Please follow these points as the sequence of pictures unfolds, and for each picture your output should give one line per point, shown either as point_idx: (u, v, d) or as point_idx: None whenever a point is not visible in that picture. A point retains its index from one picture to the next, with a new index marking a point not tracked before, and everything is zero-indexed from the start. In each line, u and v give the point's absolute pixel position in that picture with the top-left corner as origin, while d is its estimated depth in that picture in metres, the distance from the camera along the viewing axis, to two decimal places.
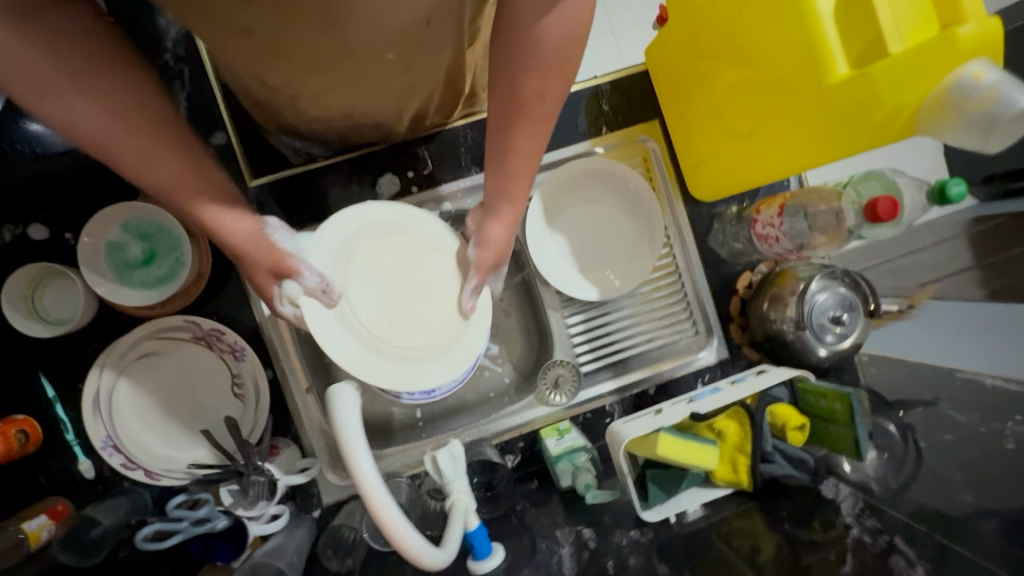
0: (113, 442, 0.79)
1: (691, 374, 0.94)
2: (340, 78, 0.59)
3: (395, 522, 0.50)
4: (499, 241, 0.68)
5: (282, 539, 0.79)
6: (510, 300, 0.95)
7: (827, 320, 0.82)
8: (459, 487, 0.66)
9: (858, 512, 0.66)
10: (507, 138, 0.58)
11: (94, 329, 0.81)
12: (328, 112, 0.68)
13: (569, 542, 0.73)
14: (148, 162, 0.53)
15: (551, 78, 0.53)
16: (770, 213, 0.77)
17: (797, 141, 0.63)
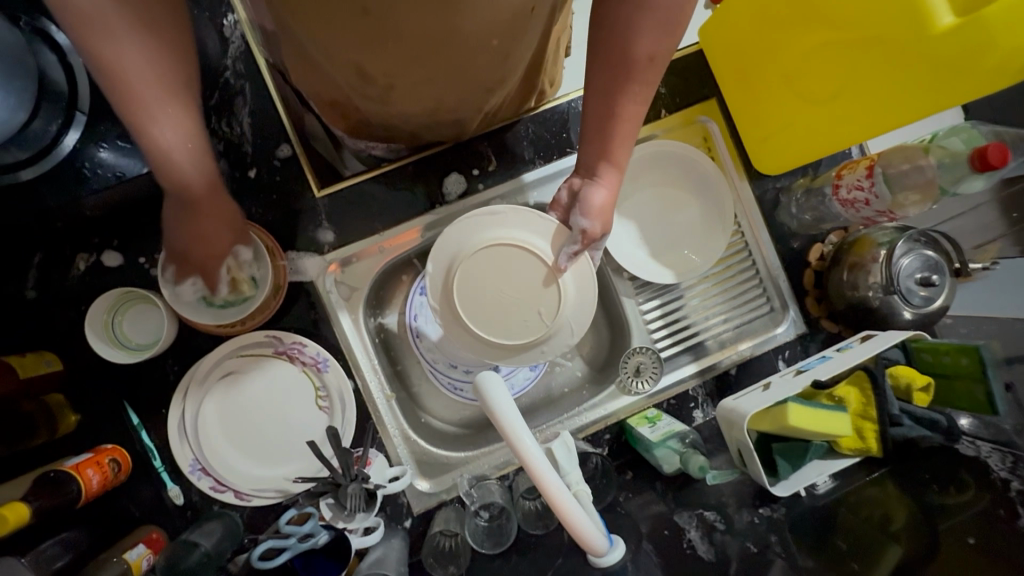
0: (200, 465, 0.79)
1: (770, 352, 0.92)
2: (436, 66, 0.62)
3: (570, 506, 0.52)
4: (604, 213, 0.65)
5: (382, 550, 0.77)
6: None
7: (914, 283, 0.81)
8: (578, 479, 0.63)
9: (1011, 465, 0.59)
10: (614, 102, 0.58)
11: (174, 352, 0.80)
12: (416, 105, 0.71)
13: (695, 525, 0.72)
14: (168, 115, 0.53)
15: (662, 38, 0.54)
16: (858, 176, 0.75)
17: (894, 97, 0.62)
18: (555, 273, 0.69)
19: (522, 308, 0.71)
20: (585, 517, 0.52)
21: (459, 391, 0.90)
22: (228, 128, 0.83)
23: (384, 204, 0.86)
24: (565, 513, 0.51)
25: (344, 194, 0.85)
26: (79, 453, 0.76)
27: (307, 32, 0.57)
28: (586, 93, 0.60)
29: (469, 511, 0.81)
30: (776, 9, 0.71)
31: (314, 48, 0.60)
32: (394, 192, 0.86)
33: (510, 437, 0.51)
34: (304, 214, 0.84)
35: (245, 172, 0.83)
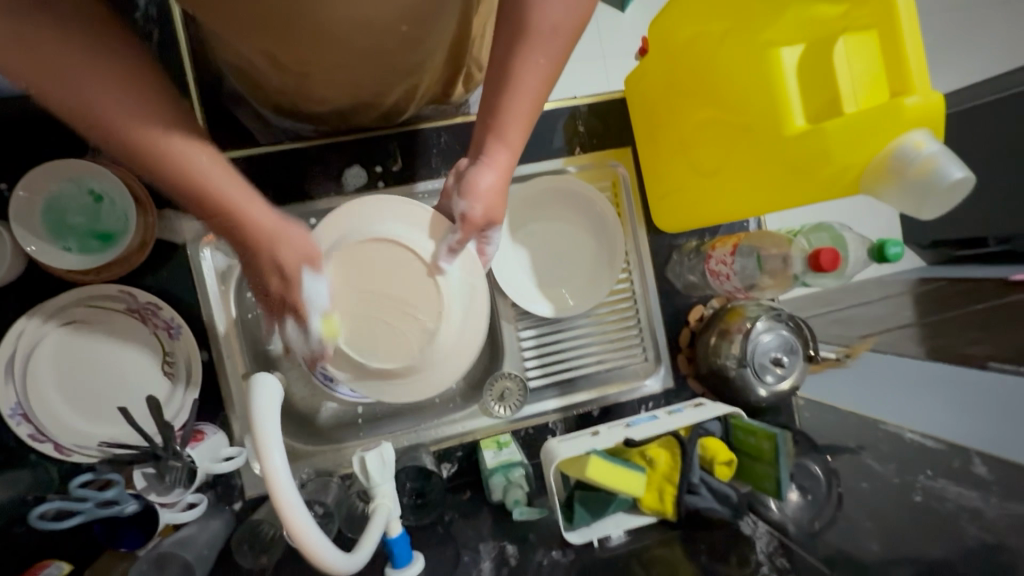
0: (22, 411, 0.75)
1: (635, 400, 0.95)
2: (345, 55, 0.63)
3: (293, 510, 0.49)
4: (503, 202, 0.65)
5: (194, 529, 0.75)
6: None
7: (768, 361, 0.85)
8: (384, 492, 0.64)
9: (772, 551, 0.63)
10: (513, 66, 0.58)
11: (17, 289, 0.76)
12: (333, 88, 0.71)
13: (491, 556, 0.73)
14: (186, 145, 0.50)
15: (570, 8, 0.55)
16: (724, 252, 0.79)
17: (757, 184, 0.66)
18: (434, 271, 0.67)
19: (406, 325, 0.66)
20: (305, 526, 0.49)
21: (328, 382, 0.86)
22: None
23: (277, 183, 0.84)
24: (292, 532, 0.49)
25: (237, 162, 0.82)
26: None
27: (221, 21, 0.57)
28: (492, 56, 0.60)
29: None
30: (677, 76, 0.74)
31: (207, 22, 0.58)
32: (291, 173, 0.84)
33: (262, 448, 0.50)
34: None
35: None
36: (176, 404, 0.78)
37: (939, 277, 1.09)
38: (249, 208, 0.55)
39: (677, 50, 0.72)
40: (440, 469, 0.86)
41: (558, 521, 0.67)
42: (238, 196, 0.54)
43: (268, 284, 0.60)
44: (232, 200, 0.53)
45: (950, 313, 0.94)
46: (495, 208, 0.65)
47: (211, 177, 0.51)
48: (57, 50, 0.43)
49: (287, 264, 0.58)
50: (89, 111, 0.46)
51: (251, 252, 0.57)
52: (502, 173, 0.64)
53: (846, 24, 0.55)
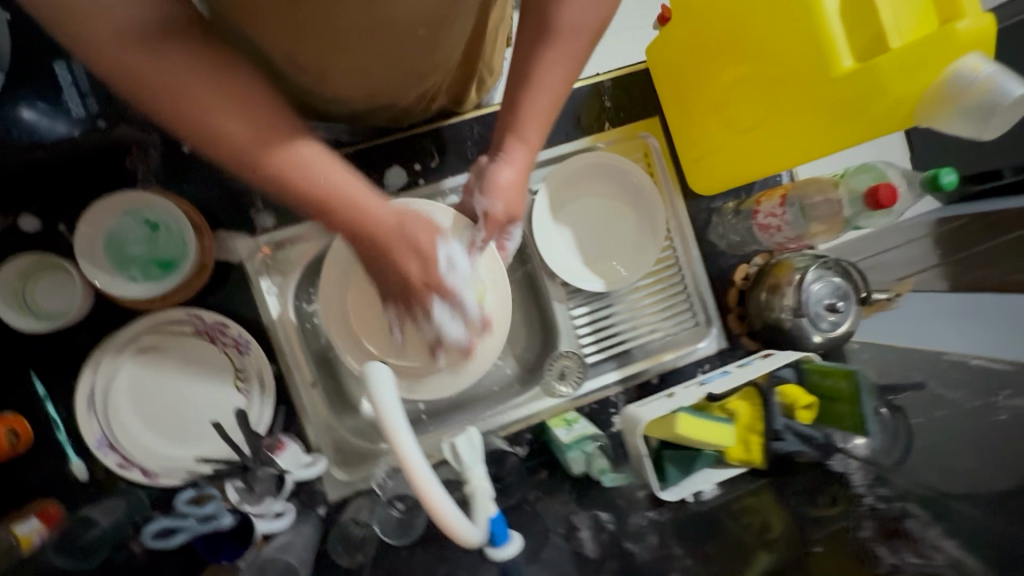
0: (107, 441, 0.77)
1: (691, 364, 0.97)
2: (372, 56, 0.64)
3: (430, 487, 0.50)
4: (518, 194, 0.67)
5: (290, 536, 0.78)
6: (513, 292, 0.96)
7: (822, 308, 0.86)
8: (477, 474, 0.65)
9: (870, 482, 0.69)
10: (536, 69, 0.61)
11: (89, 325, 0.78)
12: (353, 91, 0.72)
13: (587, 525, 0.75)
14: (317, 155, 0.53)
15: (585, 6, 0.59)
16: (772, 204, 0.80)
17: (802, 131, 0.66)
18: (461, 271, 0.70)
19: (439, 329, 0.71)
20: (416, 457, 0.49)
21: None
22: None
23: None
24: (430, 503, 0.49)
25: None
26: None
27: (251, 26, 0.58)
28: (515, 53, 0.63)
29: (382, 500, 0.82)
30: (705, 38, 0.74)
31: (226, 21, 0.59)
32: None
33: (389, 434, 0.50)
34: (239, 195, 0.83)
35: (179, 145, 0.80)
36: (257, 413, 0.81)
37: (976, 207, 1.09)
38: (371, 206, 0.56)
39: (706, 10, 0.73)
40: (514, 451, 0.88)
41: (652, 482, 0.70)
42: (356, 193, 0.55)
43: (406, 272, 0.60)
44: (343, 189, 0.54)
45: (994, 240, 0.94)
46: (517, 204, 0.67)
47: (339, 181, 0.54)
48: (224, 108, 0.48)
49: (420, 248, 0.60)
50: (208, 127, 0.48)
51: (383, 262, 0.60)
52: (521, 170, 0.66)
53: None
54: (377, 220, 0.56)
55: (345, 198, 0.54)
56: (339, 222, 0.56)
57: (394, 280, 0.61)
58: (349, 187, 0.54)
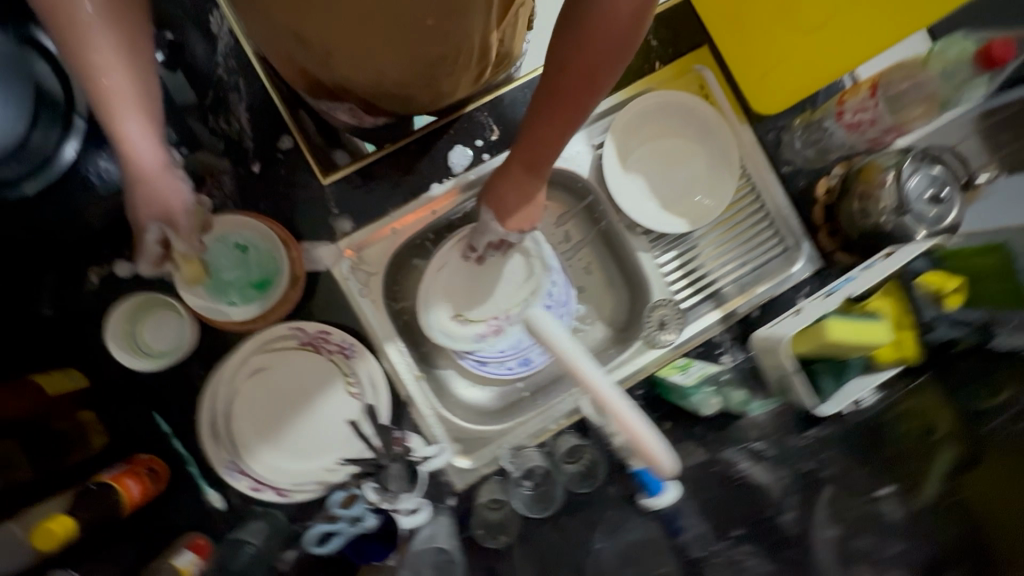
0: (238, 466, 0.78)
1: (789, 290, 0.93)
2: (383, 37, 0.63)
3: (642, 429, 0.60)
4: (523, 210, 0.78)
5: (432, 528, 0.77)
6: (589, 257, 0.97)
7: (924, 202, 0.82)
8: (621, 424, 0.73)
9: None
10: (549, 108, 0.63)
11: (198, 355, 0.79)
12: (357, 74, 0.70)
13: (733, 460, 0.74)
14: (128, 91, 0.54)
15: (616, 36, 0.55)
16: (863, 98, 0.82)
17: None
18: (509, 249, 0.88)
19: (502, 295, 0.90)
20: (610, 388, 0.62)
21: (484, 365, 0.91)
22: (227, 125, 0.82)
23: (394, 184, 0.86)
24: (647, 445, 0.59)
25: (349, 181, 0.84)
26: (115, 466, 0.75)
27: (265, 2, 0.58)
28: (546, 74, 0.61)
29: (512, 479, 0.81)
30: None
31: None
32: (402, 172, 0.86)
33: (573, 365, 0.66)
34: (315, 204, 0.84)
35: (249, 168, 0.82)
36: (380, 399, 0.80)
37: None
38: (139, 141, 0.55)
39: None
40: None
41: (804, 399, 0.64)
42: (144, 152, 0.56)
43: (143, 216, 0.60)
44: (117, 107, 0.53)
45: None
46: (519, 220, 0.79)
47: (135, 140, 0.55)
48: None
49: (141, 211, 0.60)
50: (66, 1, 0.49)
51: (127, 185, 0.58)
52: (524, 189, 0.75)
53: None
54: (143, 194, 0.58)
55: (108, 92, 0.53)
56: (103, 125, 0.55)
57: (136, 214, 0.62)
58: (129, 118, 0.54)
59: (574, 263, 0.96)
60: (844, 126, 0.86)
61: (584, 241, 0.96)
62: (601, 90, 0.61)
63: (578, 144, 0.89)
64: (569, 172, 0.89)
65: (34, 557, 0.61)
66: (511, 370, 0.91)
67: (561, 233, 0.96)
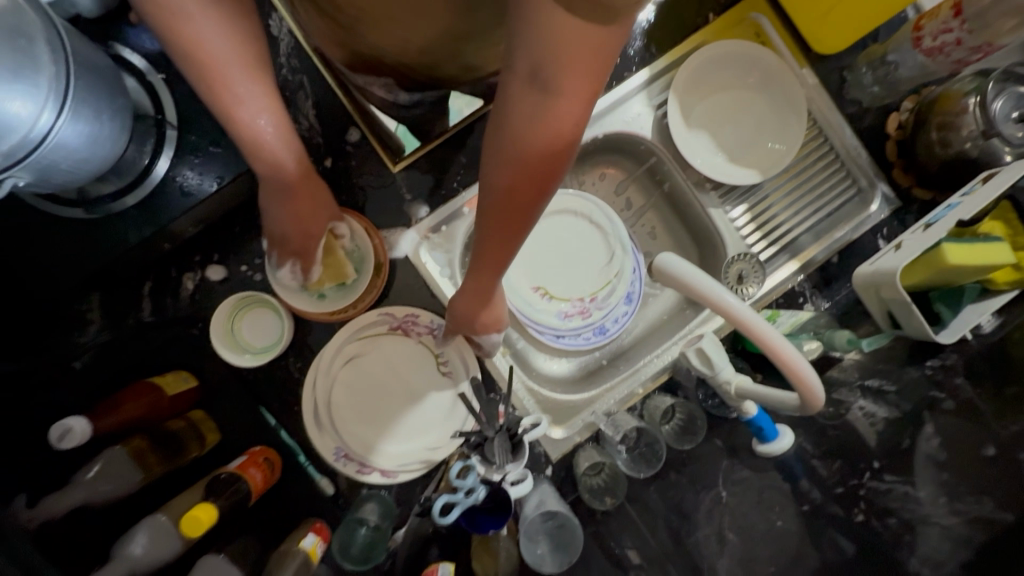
0: (344, 452, 0.80)
1: (868, 232, 0.91)
2: (408, 7, 0.59)
3: (786, 347, 0.63)
4: (487, 313, 0.69)
5: (538, 495, 0.78)
6: (654, 221, 0.97)
7: (1011, 124, 0.78)
8: (729, 374, 0.71)
9: None
10: (511, 196, 0.52)
11: (297, 349, 0.82)
12: (386, 43, 0.67)
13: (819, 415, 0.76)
14: (274, 125, 0.58)
15: (551, 138, 0.47)
16: (944, 19, 0.78)
17: None
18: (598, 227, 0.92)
19: (582, 270, 0.92)
20: (756, 315, 0.64)
21: (560, 339, 0.90)
22: (296, 124, 0.84)
23: (462, 165, 0.86)
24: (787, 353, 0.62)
25: (418, 166, 0.85)
26: (230, 460, 0.78)
27: None
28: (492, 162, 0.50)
29: (612, 441, 0.81)
30: None
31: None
32: (468, 153, 0.86)
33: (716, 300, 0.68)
34: (388, 193, 0.85)
35: (322, 163, 0.84)
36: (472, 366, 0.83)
37: None
38: (286, 168, 0.61)
39: None
40: None
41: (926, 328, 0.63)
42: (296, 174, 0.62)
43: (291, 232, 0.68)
44: (266, 144, 0.58)
45: None
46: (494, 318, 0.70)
47: (273, 146, 0.59)
48: (215, 41, 0.52)
49: (299, 228, 0.68)
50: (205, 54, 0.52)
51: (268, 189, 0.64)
52: (481, 294, 0.65)
53: None
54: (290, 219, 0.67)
55: (253, 134, 0.57)
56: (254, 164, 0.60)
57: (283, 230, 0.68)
58: (279, 151, 0.59)
59: (639, 229, 0.97)
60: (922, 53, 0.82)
61: (648, 206, 0.96)
62: (547, 195, 0.52)
63: (639, 106, 0.88)
64: (634, 134, 0.88)
65: (181, 548, 0.65)
66: (589, 341, 0.91)
67: (623, 201, 0.97)
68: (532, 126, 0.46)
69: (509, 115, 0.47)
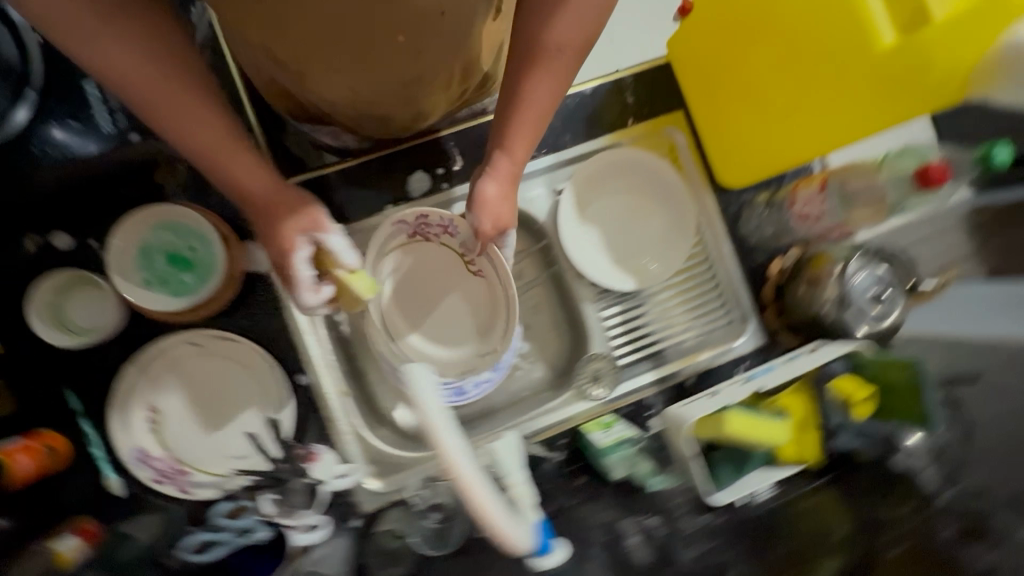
0: (142, 455, 0.78)
1: (728, 363, 0.93)
2: (353, 59, 0.64)
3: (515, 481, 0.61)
4: (502, 205, 0.71)
5: (326, 549, 0.76)
6: (541, 296, 0.93)
7: (866, 301, 0.82)
8: (516, 480, 0.62)
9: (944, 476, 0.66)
10: (522, 92, 0.65)
11: (123, 339, 0.79)
12: (328, 92, 0.71)
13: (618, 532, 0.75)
14: (224, 130, 0.56)
15: (579, 30, 0.62)
16: (812, 190, 0.89)
17: (829, 97, 0.64)
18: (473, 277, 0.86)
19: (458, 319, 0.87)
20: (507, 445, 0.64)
21: None
22: None
23: (351, 196, 0.86)
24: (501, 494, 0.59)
25: (305, 188, 0.85)
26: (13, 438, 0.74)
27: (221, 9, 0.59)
28: (507, 71, 0.66)
29: (417, 510, 0.80)
30: (729, 30, 0.74)
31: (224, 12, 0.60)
32: (360, 187, 0.86)
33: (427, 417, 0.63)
34: None
35: None
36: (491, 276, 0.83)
37: None
38: (248, 178, 0.58)
39: (725, 8, 0.73)
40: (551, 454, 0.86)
41: (698, 483, 0.70)
42: (240, 166, 0.58)
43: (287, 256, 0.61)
44: (220, 156, 0.56)
45: None
46: (506, 214, 0.72)
47: (261, 186, 0.59)
48: (120, 50, 0.49)
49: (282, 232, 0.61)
50: (107, 55, 0.49)
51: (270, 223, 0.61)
52: (509, 175, 0.70)
53: None
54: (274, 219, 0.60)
55: (206, 143, 0.55)
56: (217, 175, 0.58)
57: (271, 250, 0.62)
58: (231, 155, 0.57)
59: (524, 299, 0.92)
60: (791, 216, 0.92)
61: (536, 280, 0.92)
62: (559, 89, 0.66)
63: (538, 187, 0.89)
64: (526, 214, 0.89)
65: None
66: (443, 398, 0.84)
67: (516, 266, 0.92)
68: (573, 21, 0.61)
69: (524, 24, 0.63)
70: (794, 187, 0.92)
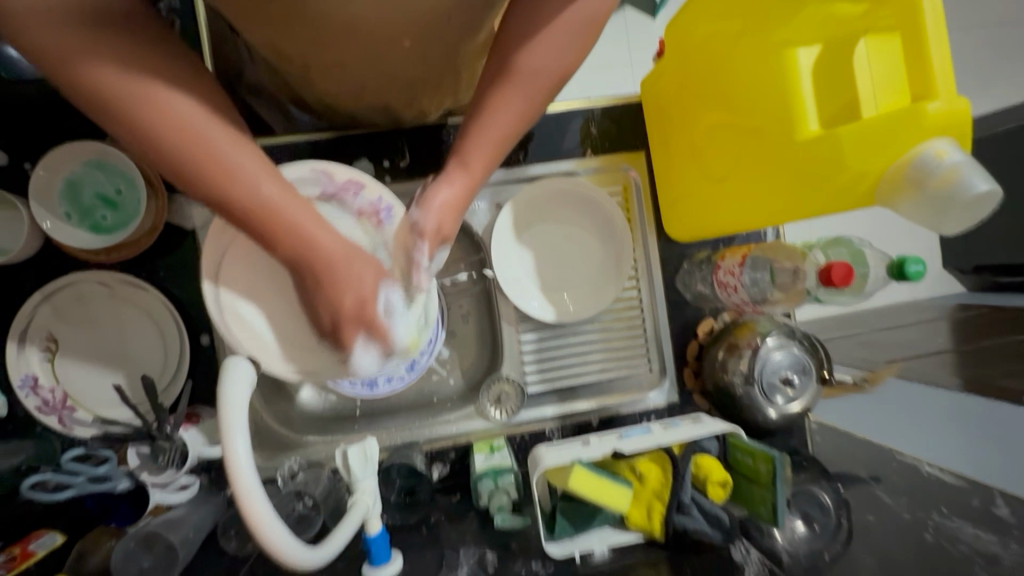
0: (30, 383, 0.77)
1: (637, 413, 0.91)
2: (350, 59, 0.65)
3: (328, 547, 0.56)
4: (449, 216, 0.61)
5: (185, 511, 0.75)
6: (469, 307, 0.92)
7: (777, 380, 0.80)
8: (366, 487, 0.64)
9: None
10: (486, 106, 0.58)
11: (37, 266, 0.79)
12: (333, 87, 0.73)
13: (470, 562, 0.76)
14: (281, 186, 0.49)
15: (561, 53, 0.57)
16: (732, 262, 0.82)
17: (762, 177, 0.63)
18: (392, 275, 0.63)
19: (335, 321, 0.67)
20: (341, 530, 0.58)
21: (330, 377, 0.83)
22: None
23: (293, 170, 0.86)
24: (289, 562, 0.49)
25: None
26: None
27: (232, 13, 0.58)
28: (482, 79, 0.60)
29: (288, 493, 0.78)
30: (688, 81, 0.72)
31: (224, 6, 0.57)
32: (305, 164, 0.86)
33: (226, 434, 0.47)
34: None
35: None
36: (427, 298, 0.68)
37: (986, 303, 1.07)
38: (318, 229, 0.51)
39: (686, 59, 0.71)
40: (432, 469, 0.86)
41: (540, 530, 0.73)
42: (309, 220, 0.51)
43: (336, 310, 0.54)
44: (287, 213, 0.49)
45: (989, 341, 0.91)
46: (450, 224, 0.62)
47: (324, 240, 0.51)
48: (172, 97, 0.44)
49: (355, 300, 0.54)
50: (140, 111, 0.44)
51: (323, 287, 0.53)
52: (461, 194, 0.62)
53: (868, 24, 0.53)
54: (326, 252, 0.51)
55: (268, 199, 0.48)
56: (265, 234, 0.50)
57: (324, 313, 0.54)
58: (297, 211, 0.50)
59: (452, 308, 0.91)
60: (715, 281, 0.88)
61: (466, 292, 0.91)
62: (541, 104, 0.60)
63: (481, 200, 0.88)
64: (464, 222, 0.88)
65: None
66: (353, 389, 0.83)
67: (449, 273, 0.91)
68: (564, 50, 0.57)
69: (511, 28, 0.57)
70: (720, 255, 0.88)
